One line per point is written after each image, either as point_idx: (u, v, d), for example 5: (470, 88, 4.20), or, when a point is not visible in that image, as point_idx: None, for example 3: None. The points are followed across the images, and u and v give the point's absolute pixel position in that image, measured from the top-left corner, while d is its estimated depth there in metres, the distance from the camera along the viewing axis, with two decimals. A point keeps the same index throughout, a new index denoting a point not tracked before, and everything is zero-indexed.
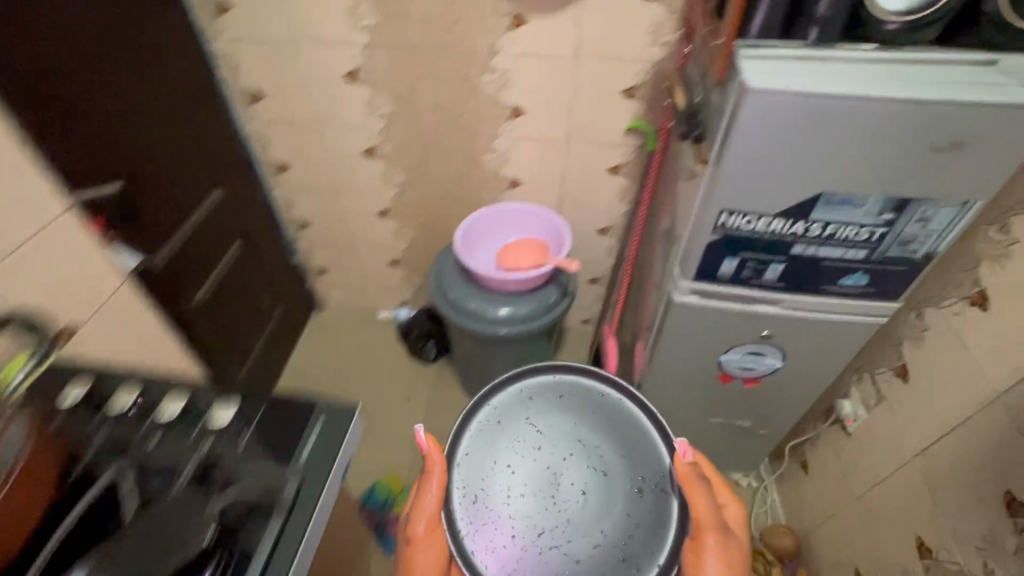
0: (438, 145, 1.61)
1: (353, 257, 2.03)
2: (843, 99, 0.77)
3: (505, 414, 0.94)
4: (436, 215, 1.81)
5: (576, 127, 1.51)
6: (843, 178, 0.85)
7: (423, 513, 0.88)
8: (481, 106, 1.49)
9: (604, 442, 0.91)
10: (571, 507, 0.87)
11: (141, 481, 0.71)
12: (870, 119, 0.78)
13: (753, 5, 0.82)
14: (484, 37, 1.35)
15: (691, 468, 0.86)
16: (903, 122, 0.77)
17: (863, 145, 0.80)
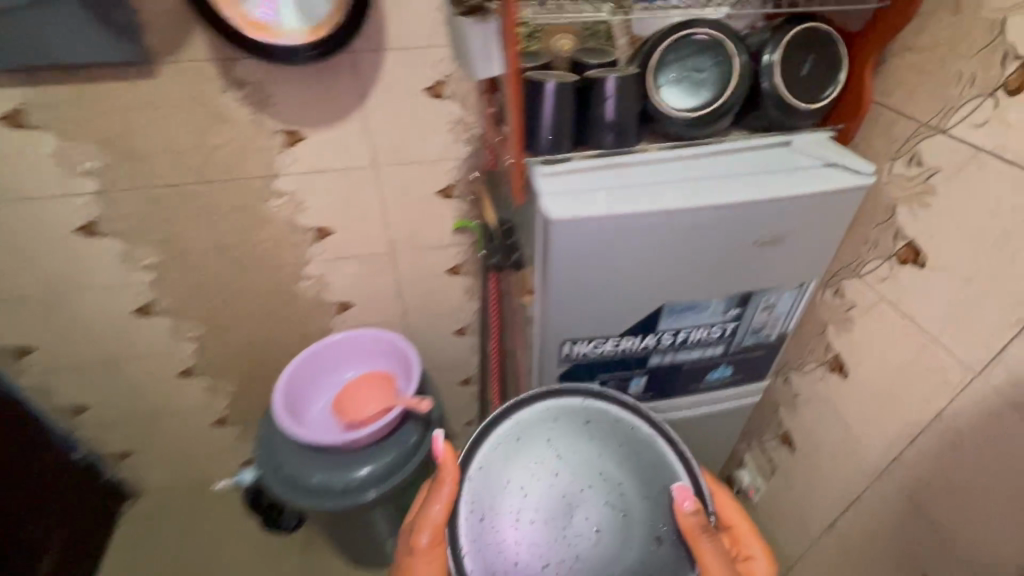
0: (235, 284, 1.32)
1: (162, 428, 1.60)
2: (662, 214, 0.65)
3: (527, 426, 0.73)
4: (258, 359, 1.49)
5: (397, 235, 1.31)
6: (680, 287, 0.74)
7: (426, 522, 0.70)
8: (275, 234, 1.24)
9: (630, 479, 0.71)
10: (583, 552, 0.67)
11: None
12: (694, 228, 0.68)
13: (535, 119, 0.70)
14: (255, 162, 1.12)
15: (695, 522, 0.66)
16: (724, 225, 0.68)
17: (694, 251, 0.70)
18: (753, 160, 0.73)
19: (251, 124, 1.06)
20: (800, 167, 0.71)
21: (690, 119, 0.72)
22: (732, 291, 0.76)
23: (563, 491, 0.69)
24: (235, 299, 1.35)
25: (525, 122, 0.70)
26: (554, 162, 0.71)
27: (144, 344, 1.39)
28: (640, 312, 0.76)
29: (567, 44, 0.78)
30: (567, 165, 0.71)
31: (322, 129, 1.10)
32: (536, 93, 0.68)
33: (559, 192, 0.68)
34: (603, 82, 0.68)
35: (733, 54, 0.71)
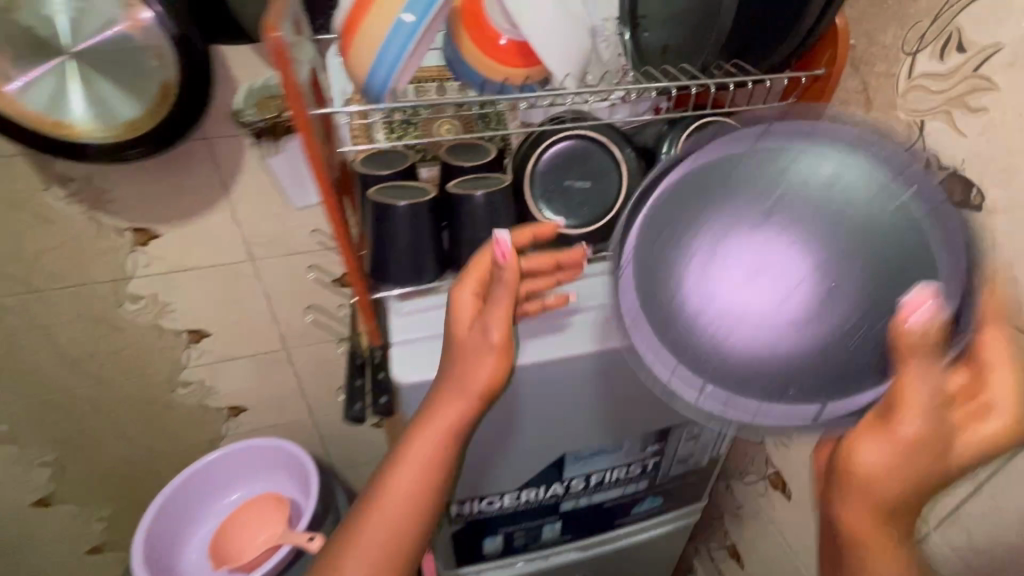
0: (93, 399, 1.11)
1: (20, 563, 1.34)
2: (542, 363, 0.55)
3: (821, 144, 0.43)
4: (132, 478, 1.27)
5: (289, 329, 1.14)
6: (581, 437, 0.62)
7: (489, 313, 0.50)
8: (138, 339, 1.05)
9: (840, 244, 0.41)
10: (734, 313, 0.43)
11: None
12: (589, 373, 0.57)
13: (385, 251, 0.57)
14: (99, 265, 0.94)
15: (923, 340, 0.35)
16: (624, 368, 0.58)
17: (592, 398, 0.59)
18: None
19: (88, 223, 0.89)
20: None
21: (586, 235, 0.60)
22: (648, 429, 0.64)
23: (812, 240, 0.42)
24: (95, 416, 1.13)
25: (375, 255, 0.57)
26: (419, 295, 0.60)
27: None
28: (538, 464, 0.63)
29: (449, 129, 0.67)
30: (435, 299, 0.60)
31: (179, 225, 0.93)
32: (382, 221, 0.55)
33: (421, 338, 0.57)
34: (468, 199, 0.56)
35: (622, 157, 0.59)
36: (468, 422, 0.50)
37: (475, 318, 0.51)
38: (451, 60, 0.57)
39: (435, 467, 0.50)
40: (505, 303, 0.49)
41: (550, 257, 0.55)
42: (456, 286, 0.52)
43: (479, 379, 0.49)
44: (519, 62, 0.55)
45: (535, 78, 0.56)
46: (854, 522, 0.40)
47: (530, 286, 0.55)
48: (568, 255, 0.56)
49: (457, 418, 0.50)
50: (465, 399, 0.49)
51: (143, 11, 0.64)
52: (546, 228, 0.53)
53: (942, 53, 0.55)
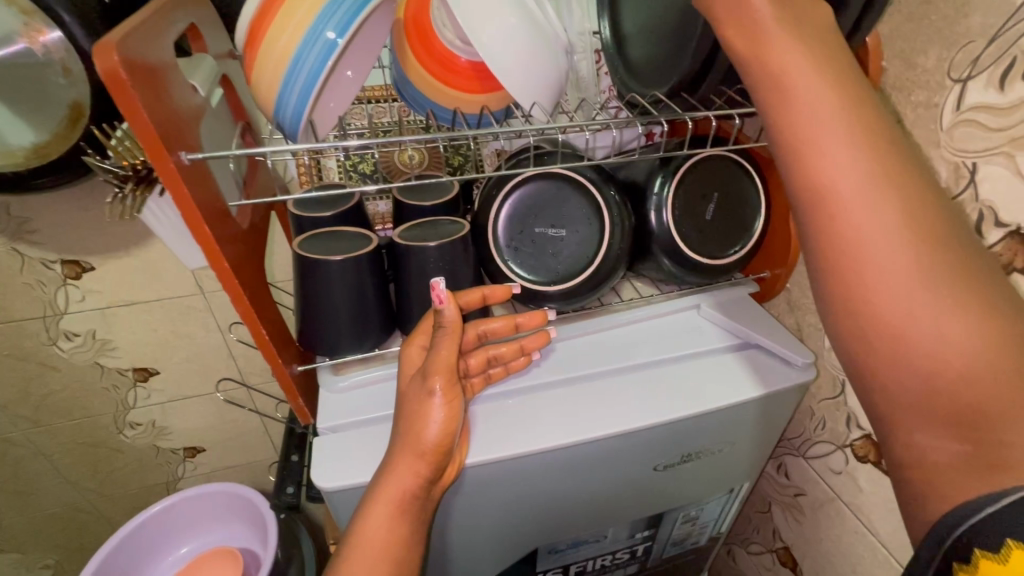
0: (31, 444, 1.01)
1: None
2: (501, 460, 0.44)
3: None
4: (80, 526, 1.16)
5: (248, 365, 1.03)
6: (556, 529, 0.52)
7: (430, 363, 0.41)
8: (77, 377, 0.95)
9: None
10: None
11: None
12: (558, 465, 0.47)
13: (315, 314, 0.47)
14: (26, 301, 0.84)
15: None
16: (608, 456, 0.48)
17: (569, 489, 0.49)
18: (651, 341, 0.53)
19: (10, 256, 0.79)
20: (697, 359, 0.52)
21: (560, 291, 0.51)
22: (637, 517, 0.55)
23: None
24: (32, 462, 1.03)
25: (303, 317, 0.48)
26: (362, 366, 0.50)
27: None
28: (506, 560, 0.53)
29: (413, 156, 0.60)
30: (376, 373, 0.49)
31: (117, 257, 0.83)
32: (310, 280, 0.45)
33: (356, 425, 0.46)
34: (418, 252, 0.46)
35: (602, 198, 0.49)
36: (422, 486, 0.40)
37: (421, 369, 0.42)
38: (400, 82, 0.50)
39: (390, 552, 0.39)
40: (450, 353, 0.41)
41: (507, 319, 0.48)
42: (404, 342, 0.44)
43: (424, 443, 0.40)
44: (475, 88, 0.48)
45: (495, 106, 0.49)
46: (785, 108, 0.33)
47: (486, 354, 0.48)
48: (527, 315, 0.49)
49: (407, 486, 0.39)
50: (414, 460, 0.40)
51: (47, 29, 0.54)
52: (500, 289, 0.46)
53: (1001, 83, 0.43)
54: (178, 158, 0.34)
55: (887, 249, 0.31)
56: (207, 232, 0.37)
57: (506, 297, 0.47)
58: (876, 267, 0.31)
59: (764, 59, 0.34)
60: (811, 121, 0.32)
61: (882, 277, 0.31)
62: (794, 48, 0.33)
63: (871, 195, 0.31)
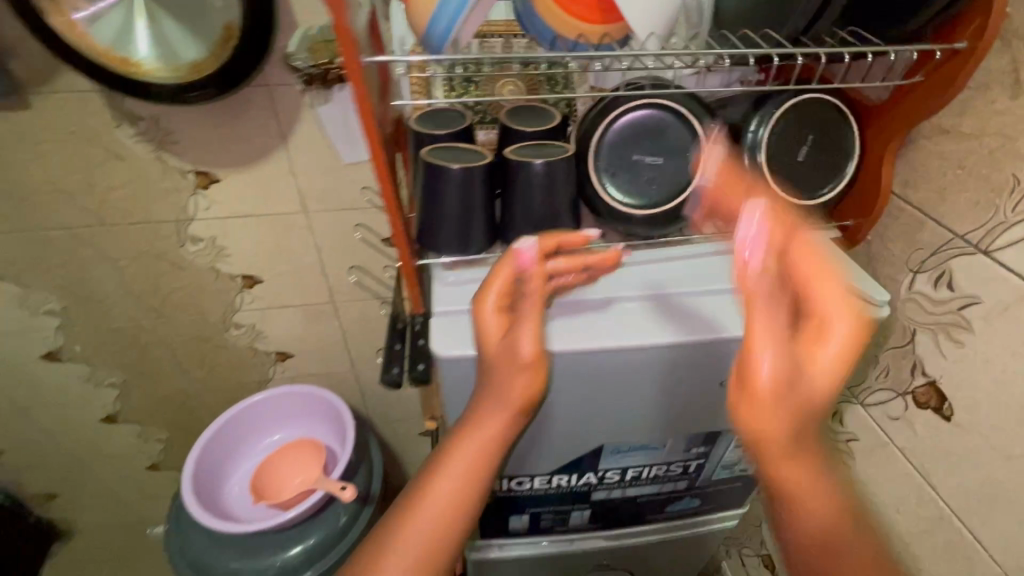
0: (157, 333, 1.17)
1: (89, 475, 1.47)
2: (579, 352, 0.52)
3: None
4: (188, 409, 1.35)
5: (337, 285, 1.15)
6: (617, 426, 0.59)
7: (519, 317, 0.49)
8: (195, 280, 1.10)
9: None
10: None
11: None
12: (618, 371, 0.54)
13: (433, 213, 0.54)
14: (162, 206, 0.97)
15: None
16: (666, 363, 0.55)
17: (630, 392, 0.56)
18: (728, 272, 0.58)
19: (155, 163, 0.91)
20: None
21: (647, 217, 0.56)
22: (692, 430, 0.61)
23: None
24: (156, 349, 1.20)
25: (422, 217, 0.55)
26: (468, 267, 0.58)
27: (58, 392, 1.25)
28: (573, 450, 0.61)
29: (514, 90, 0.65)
30: (481, 273, 0.57)
31: (239, 172, 0.94)
32: (434, 184, 0.52)
33: (463, 313, 0.54)
34: (526, 168, 0.52)
35: (705, 132, 0.54)
36: (509, 435, 0.48)
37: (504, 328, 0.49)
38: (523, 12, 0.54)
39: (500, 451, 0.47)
40: (538, 303, 0.48)
41: (575, 262, 0.53)
42: (481, 293, 0.49)
43: (518, 373, 0.48)
44: (596, 19, 0.51)
45: (615, 34, 0.53)
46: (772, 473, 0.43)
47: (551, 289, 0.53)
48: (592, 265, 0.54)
49: (498, 428, 0.48)
50: (504, 410, 0.48)
51: None
52: (574, 237, 0.52)
53: None
54: (356, 57, 0.42)
55: None
56: (371, 122, 0.44)
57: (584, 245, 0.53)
58: None
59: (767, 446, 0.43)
60: (797, 487, 0.43)
61: None
62: (782, 435, 0.42)
63: (826, 536, 0.42)
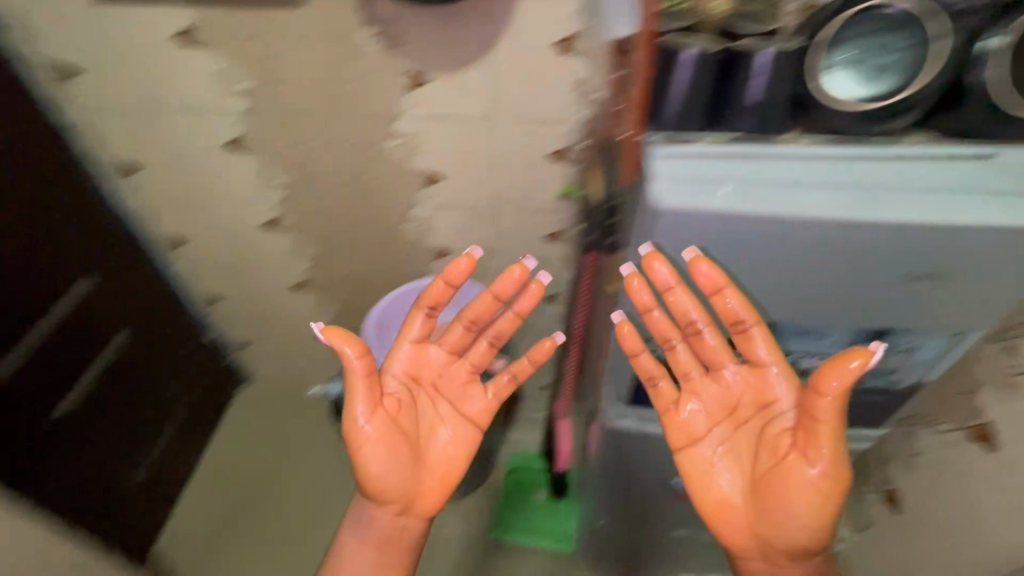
0: (352, 216, 1.40)
1: (275, 332, 1.81)
2: (757, 213, 0.60)
3: None
4: (359, 288, 1.60)
5: (503, 192, 1.30)
6: (802, 296, 0.69)
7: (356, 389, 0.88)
8: (389, 173, 1.29)
9: None
10: None
11: None
12: (770, 237, 0.62)
13: (664, 82, 0.63)
14: (380, 101, 1.15)
15: None
16: (823, 238, 0.61)
17: (784, 261, 0.65)
18: (932, 171, 0.62)
19: (383, 60, 1.08)
20: (994, 193, 0.60)
21: (867, 115, 0.63)
22: (866, 322, 0.71)
23: None
24: (347, 230, 1.44)
25: (653, 88, 0.63)
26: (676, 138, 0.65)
27: (267, 257, 1.54)
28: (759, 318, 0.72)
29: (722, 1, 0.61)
30: (704, 147, 0.63)
31: (448, 75, 1.09)
32: (671, 59, 0.62)
33: (690, 172, 0.62)
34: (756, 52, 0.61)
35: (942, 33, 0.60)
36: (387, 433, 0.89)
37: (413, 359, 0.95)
38: None
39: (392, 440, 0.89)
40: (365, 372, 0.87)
41: (446, 289, 0.90)
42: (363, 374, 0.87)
43: (370, 403, 0.88)
44: None
45: None
46: (771, 482, 0.75)
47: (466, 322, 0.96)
48: (455, 275, 0.88)
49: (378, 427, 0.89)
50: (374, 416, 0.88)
51: None
52: (453, 273, 0.88)
53: None
54: None
55: (785, 548, 0.75)
56: None
57: (470, 265, 0.88)
58: (769, 543, 0.76)
59: (787, 473, 0.73)
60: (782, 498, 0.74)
61: (769, 544, 0.76)
62: (803, 476, 0.72)
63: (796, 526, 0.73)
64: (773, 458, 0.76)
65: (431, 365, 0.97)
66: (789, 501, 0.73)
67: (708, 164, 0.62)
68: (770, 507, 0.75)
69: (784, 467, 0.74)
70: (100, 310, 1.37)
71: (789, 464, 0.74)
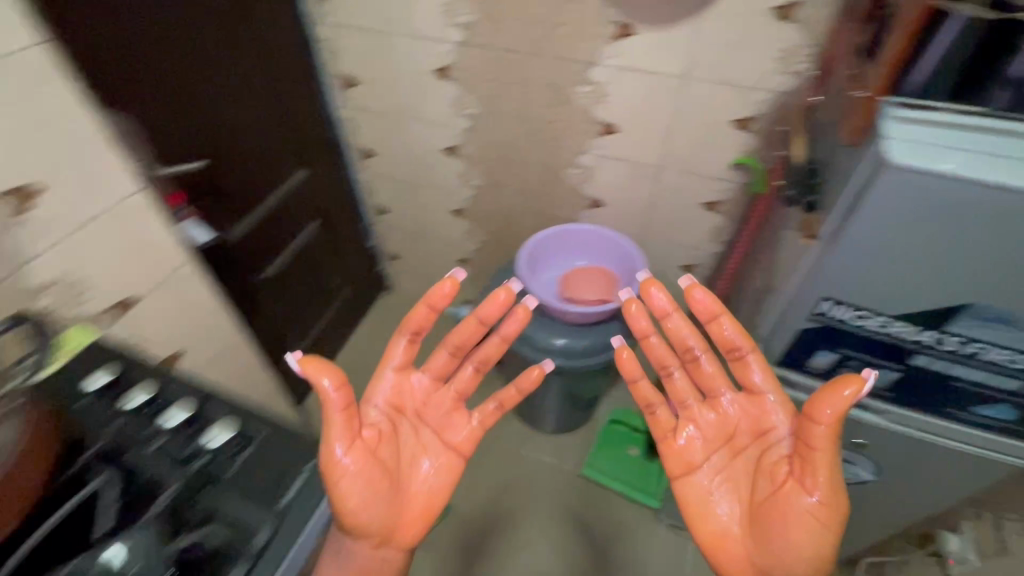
0: (524, 154, 1.52)
1: (424, 251, 2.03)
2: (972, 183, 0.61)
3: None
4: (510, 222, 1.74)
5: (674, 152, 1.34)
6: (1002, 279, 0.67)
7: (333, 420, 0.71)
8: (571, 116, 1.38)
9: None
10: None
11: (131, 486, 0.63)
12: (973, 210, 0.63)
13: (921, 52, 0.65)
14: (584, 47, 1.23)
15: None
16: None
17: (992, 240, 0.65)
18: None
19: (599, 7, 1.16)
20: None
21: None
22: None
23: None
24: (515, 166, 1.57)
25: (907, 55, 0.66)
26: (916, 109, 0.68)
27: (438, 180, 1.73)
28: (947, 296, 0.72)
29: None
30: (933, 117, 0.67)
31: (657, 29, 1.14)
32: (937, 27, 0.63)
33: (916, 139, 0.65)
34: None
35: None
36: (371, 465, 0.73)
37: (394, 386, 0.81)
38: None
39: (373, 474, 0.73)
40: (343, 401, 0.71)
41: (429, 310, 0.77)
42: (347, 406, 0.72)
43: (348, 432, 0.71)
44: None
45: None
46: (773, 513, 0.72)
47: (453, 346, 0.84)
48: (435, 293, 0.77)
49: (360, 460, 0.71)
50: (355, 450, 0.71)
51: None
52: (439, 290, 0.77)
53: None
54: None
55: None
56: None
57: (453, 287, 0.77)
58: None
59: (784, 500, 0.71)
60: (785, 532, 0.71)
61: None
62: (801, 504, 0.69)
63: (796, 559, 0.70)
64: (772, 485, 0.74)
65: (415, 393, 0.83)
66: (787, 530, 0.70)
67: (940, 135, 0.66)
68: (772, 542, 0.72)
69: (782, 495, 0.71)
70: (308, 197, 1.62)
71: (786, 491, 0.71)
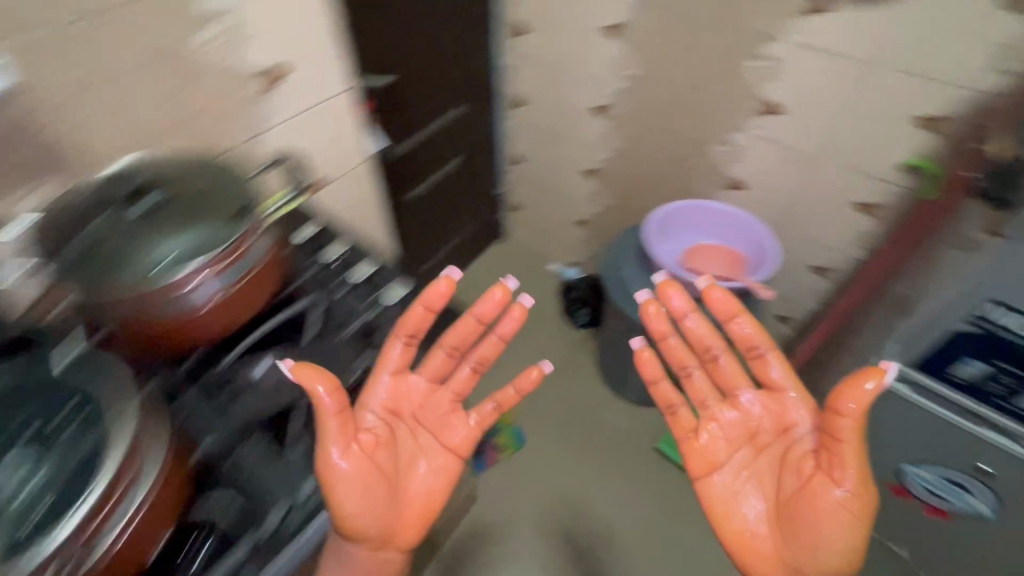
0: (673, 124, 1.52)
1: (546, 206, 2.11)
2: None
3: None
4: (640, 191, 1.76)
5: (836, 144, 1.29)
6: None
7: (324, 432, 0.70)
8: (734, 90, 1.36)
9: None
10: None
11: (326, 317, 0.83)
12: None
13: None
14: (768, 19, 1.21)
15: None
16: None
17: None
18: None
19: None
20: None
21: None
22: None
23: None
24: (660, 135, 1.58)
25: None
26: None
27: (579, 138, 1.78)
28: None
29: None
30: None
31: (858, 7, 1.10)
32: None
33: None
34: None
35: None
36: (371, 470, 0.73)
37: (394, 390, 0.80)
38: None
39: (372, 476, 0.73)
40: (339, 405, 0.70)
41: (427, 312, 0.78)
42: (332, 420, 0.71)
43: (345, 433, 0.71)
44: None
45: None
46: (801, 510, 0.73)
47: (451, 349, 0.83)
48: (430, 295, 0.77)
49: (360, 462, 0.72)
50: (356, 455, 0.72)
51: None
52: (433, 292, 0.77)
53: None
54: None
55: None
56: None
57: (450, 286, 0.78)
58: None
59: (813, 495, 0.72)
60: (810, 526, 0.72)
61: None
62: (831, 497, 0.71)
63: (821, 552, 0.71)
64: (799, 479, 0.75)
65: (411, 396, 0.82)
66: (817, 526, 0.71)
67: None
68: (797, 536, 0.73)
69: (811, 490, 0.73)
70: (461, 132, 1.76)
71: (816, 485, 0.72)
